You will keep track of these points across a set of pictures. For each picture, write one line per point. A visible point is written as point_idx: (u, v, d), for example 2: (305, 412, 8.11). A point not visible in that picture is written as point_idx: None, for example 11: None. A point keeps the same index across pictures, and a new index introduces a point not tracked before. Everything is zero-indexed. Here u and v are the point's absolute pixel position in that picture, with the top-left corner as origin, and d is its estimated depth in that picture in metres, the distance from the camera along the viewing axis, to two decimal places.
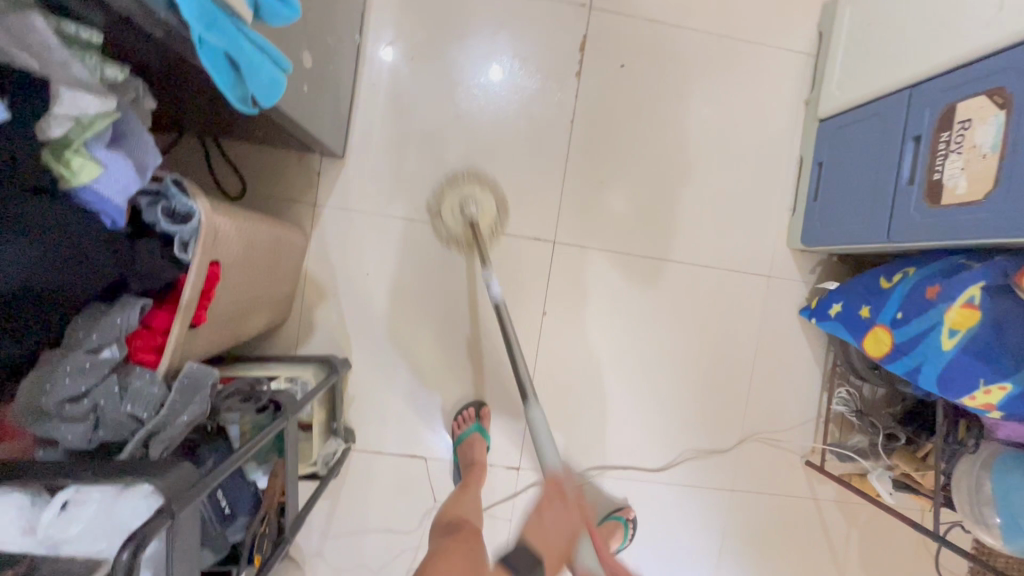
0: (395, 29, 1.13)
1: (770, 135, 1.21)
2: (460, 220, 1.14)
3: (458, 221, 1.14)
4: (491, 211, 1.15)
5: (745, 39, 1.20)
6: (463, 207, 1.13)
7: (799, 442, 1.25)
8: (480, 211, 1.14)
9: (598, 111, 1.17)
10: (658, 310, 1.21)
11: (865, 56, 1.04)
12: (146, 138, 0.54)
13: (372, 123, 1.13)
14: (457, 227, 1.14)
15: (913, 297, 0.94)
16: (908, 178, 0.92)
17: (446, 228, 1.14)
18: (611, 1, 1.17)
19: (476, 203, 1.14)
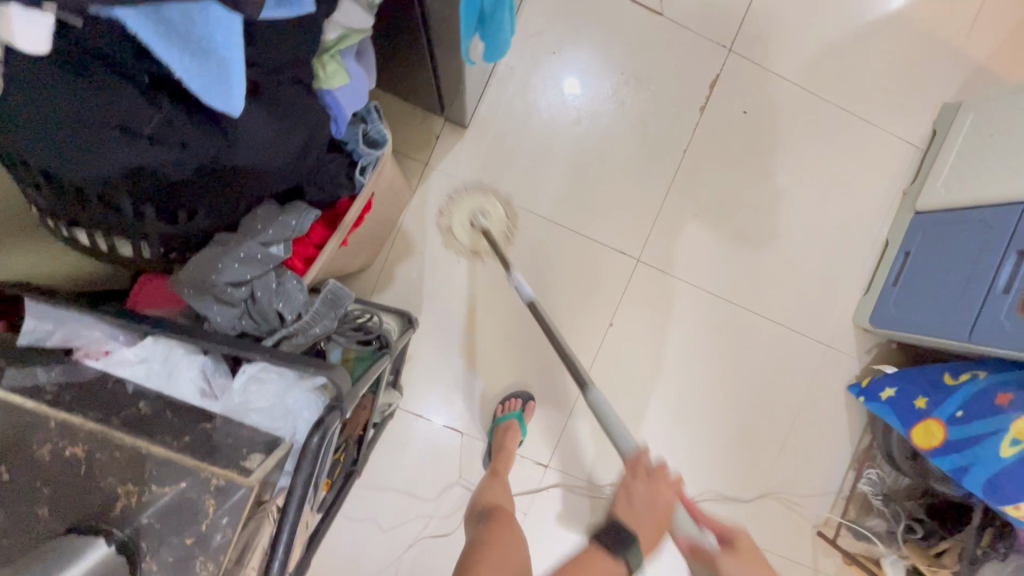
0: (544, 20, 1.17)
1: (864, 213, 1.25)
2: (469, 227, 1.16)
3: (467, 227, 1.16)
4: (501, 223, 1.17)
5: (863, 118, 1.24)
6: (472, 217, 1.15)
7: (817, 511, 1.27)
8: (490, 219, 1.16)
9: (710, 147, 1.21)
10: (717, 350, 1.24)
11: (980, 162, 1.08)
12: (371, 62, 0.57)
13: (499, 101, 1.16)
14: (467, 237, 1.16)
15: (980, 400, 0.97)
16: (1003, 287, 0.95)
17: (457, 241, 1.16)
18: (750, 49, 1.21)
19: (487, 214, 1.16)
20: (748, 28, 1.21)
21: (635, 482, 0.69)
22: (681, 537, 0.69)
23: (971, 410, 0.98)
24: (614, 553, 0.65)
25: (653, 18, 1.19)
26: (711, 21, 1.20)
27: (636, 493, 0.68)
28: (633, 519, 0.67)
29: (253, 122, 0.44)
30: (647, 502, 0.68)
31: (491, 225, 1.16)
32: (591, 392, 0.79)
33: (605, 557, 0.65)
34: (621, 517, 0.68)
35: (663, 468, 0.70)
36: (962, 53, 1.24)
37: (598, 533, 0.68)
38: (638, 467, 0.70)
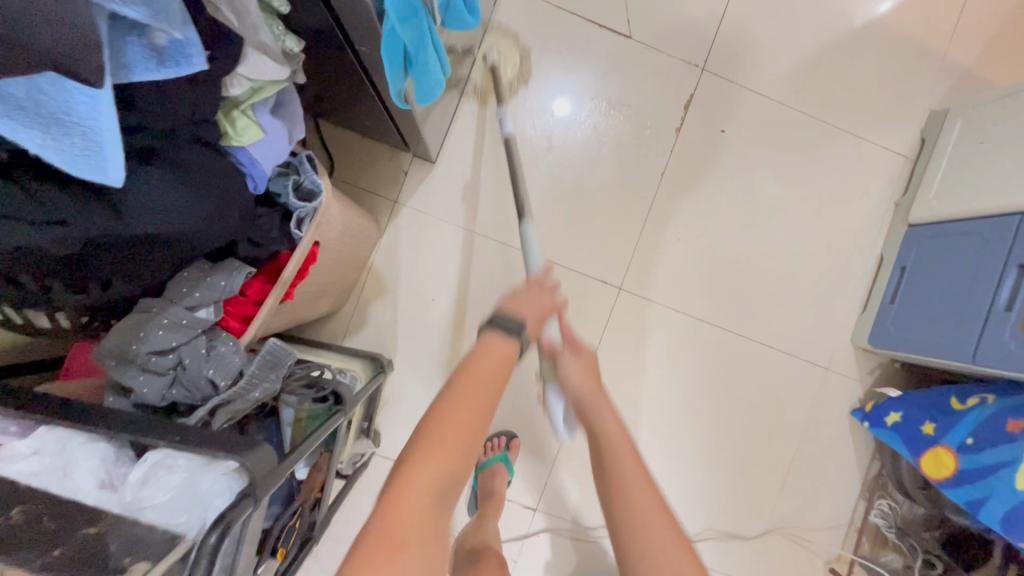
0: (510, 47, 1.14)
1: (855, 228, 1.20)
2: (482, 68, 1.13)
3: (482, 69, 1.14)
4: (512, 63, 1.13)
5: (847, 130, 1.20)
6: (484, 55, 1.12)
7: (828, 546, 1.19)
8: (504, 58, 1.12)
9: (689, 168, 1.17)
10: (710, 378, 1.18)
11: (972, 171, 1.03)
12: (296, 112, 0.55)
13: (467, 132, 1.13)
14: (479, 73, 1.14)
15: (990, 425, 0.91)
16: (1005, 304, 0.89)
17: (469, 73, 1.14)
18: (724, 67, 1.18)
19: (499, 57, 1.12)
20: (721, 46, 1.17)
21: (523, 284, 0.63)
22: (543, 341, 0.65)
23: (981, 436, 0.91)
24: (510, 333, 0.55)
25: (624, 40, 1.16)
26: (683, 39, 1.17)
27: (521, 292, 0.62)
28: (524, 299, 0.60)
29: (141, 187, 0.40)
30: (529, 298, 0.61)
31: (505, 62, 1.13)
32: (525, 227, 0.83)
33: (495, 344, 0.54)
34: (506, 301, 0.59)
35: (554, 285, 0.65)
36: (946, 58, 1.20)
37: (493, 316, 0.56)
38: (535, 280, 0.64)
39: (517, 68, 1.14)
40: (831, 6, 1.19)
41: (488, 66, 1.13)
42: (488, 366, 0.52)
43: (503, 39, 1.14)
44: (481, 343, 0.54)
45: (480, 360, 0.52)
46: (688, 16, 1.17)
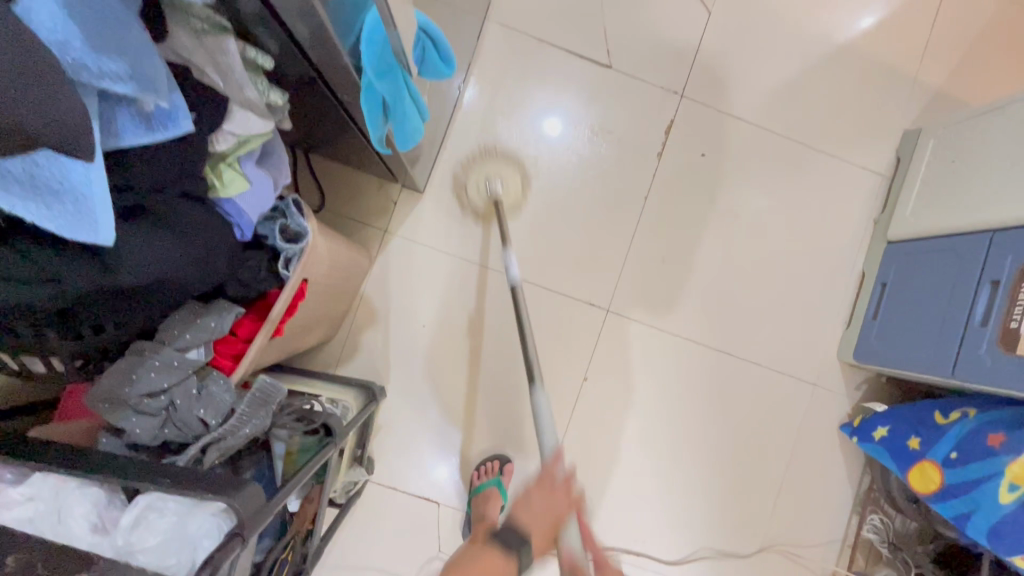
0: (494, 79, 1.18)
1: (836, 246, 1.22)
2: (483, 193, 1.15)
3: (482, 197, 1.15)
4: (517, 187, 1.16)
5: (824, 151, 1.23)
6: (488, 180, 1.14)
7: (822, 562, 1.19)
8: (505, 184, 1.15)
9: (672, 192, 1.20)
10: (700, 396, 1.19)
11: (946, 189, 1.06)
12: (282, 160, 0.58)
13: (455, 163, 1.16)
14: (479, 202, 1.15)
15: (974, 440, 0.91)
16: (981, 320, 0.92)
17: (469, 201, 1.16)
18: (703, 93, 1.21)
19: (503, 181, 1.15)
20: (700, 73, 1.21)
21: (535, 490, 0.71)
22: (564, 552, 0.71)
23: (965, 450, 0.92)
24: (509, 552, 0.63)
25: (605, 70, 1.20)
26: (662, 68, 1.20)
27: (532, 502, 0.70)
28: (528, 522, 0.67)
29: (134, 241, 0.42)
30: (540, 510, 0.70)
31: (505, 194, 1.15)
32: (537, 396, 0.87)
33: (497, 560, 0.62)
34: (515, 513, 0.68)
35: (567, 482, 0.73)
36: (918, 79, 1.24)
37: (496, 534, 0.65)
38: (547, 479, 0.73)
39: (518, 196, 1.16)
40: (806, 31, 1.23)
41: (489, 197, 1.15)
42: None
43: (506, 163, 1.16)
44: (485, 555, 0.62)
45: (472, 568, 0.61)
46: (667, 44, 1.21)
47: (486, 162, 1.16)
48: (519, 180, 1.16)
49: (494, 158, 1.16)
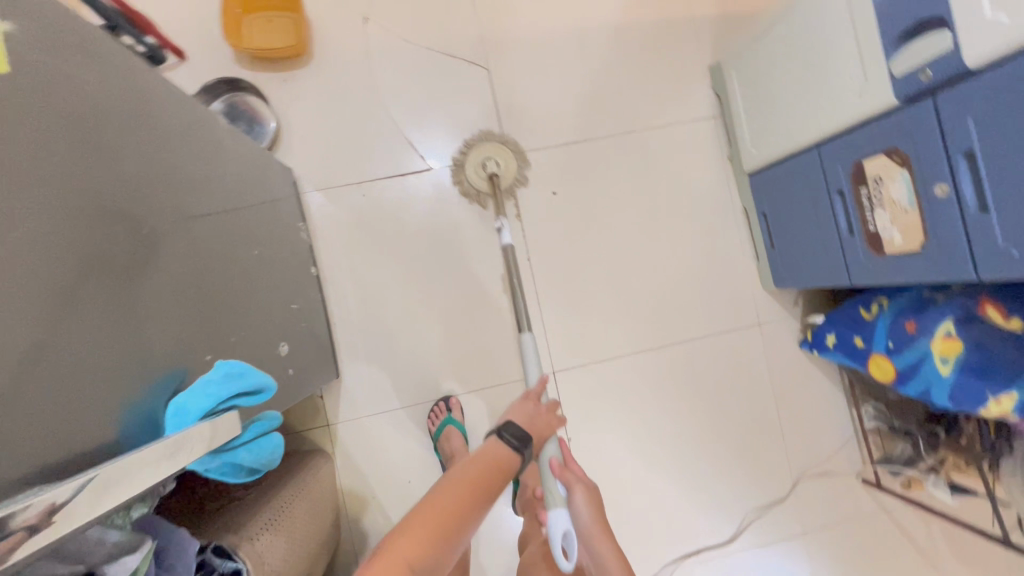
0: (341, 238, 1.19)
1: (709, 200, 1.28)
2: (483, 174, 1.20)
3: (482, 178, 1.20)
4: (512, 159, 1.21)
5: (653, 127, 1.27)
6: (486, 163, 1.19)
7: (849, 462, 1.28)
8: (503, 166, 1.21)
9: (549, 239, 1.24)
10: (674, 393, 1.25)
11: (765, 117, 1.10)
12: (182, 535, 0.59)
13: (352, 329, 1.18)
14: (479, 181, 1.20)
15: (897, 331, 0.98)
16: (848, 228, 0.97)
17: (470, 181, 1.20)
18: (523, 140, 1.24)
19: (499, 163, 1.20)
20: (510, 124, 1.24)
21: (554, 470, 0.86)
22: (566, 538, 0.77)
23: (898, 338, 0.98)
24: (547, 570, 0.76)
25: (429, 173, 1.22)
26: (476, 139, 1.23)
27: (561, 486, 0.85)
28: (528, 425, 0.85)
29: None
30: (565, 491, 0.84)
31: (503, 171, 1.21)
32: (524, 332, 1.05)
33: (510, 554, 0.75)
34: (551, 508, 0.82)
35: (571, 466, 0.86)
36: (693, 18, 1.28)
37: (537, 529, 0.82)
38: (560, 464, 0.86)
39: (516, 171, 1.22)
40: (577, 32, 1.25)
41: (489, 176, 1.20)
42: (495, 453, 0.76)
43: (498, 143, 1.21)
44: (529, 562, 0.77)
45: (502, 448, 0.78)
46: (467, 117, 1.23)
47: (480, 144, 1.20)
48: (515, 158, 1.22)
49: (488, 141, 1.21)
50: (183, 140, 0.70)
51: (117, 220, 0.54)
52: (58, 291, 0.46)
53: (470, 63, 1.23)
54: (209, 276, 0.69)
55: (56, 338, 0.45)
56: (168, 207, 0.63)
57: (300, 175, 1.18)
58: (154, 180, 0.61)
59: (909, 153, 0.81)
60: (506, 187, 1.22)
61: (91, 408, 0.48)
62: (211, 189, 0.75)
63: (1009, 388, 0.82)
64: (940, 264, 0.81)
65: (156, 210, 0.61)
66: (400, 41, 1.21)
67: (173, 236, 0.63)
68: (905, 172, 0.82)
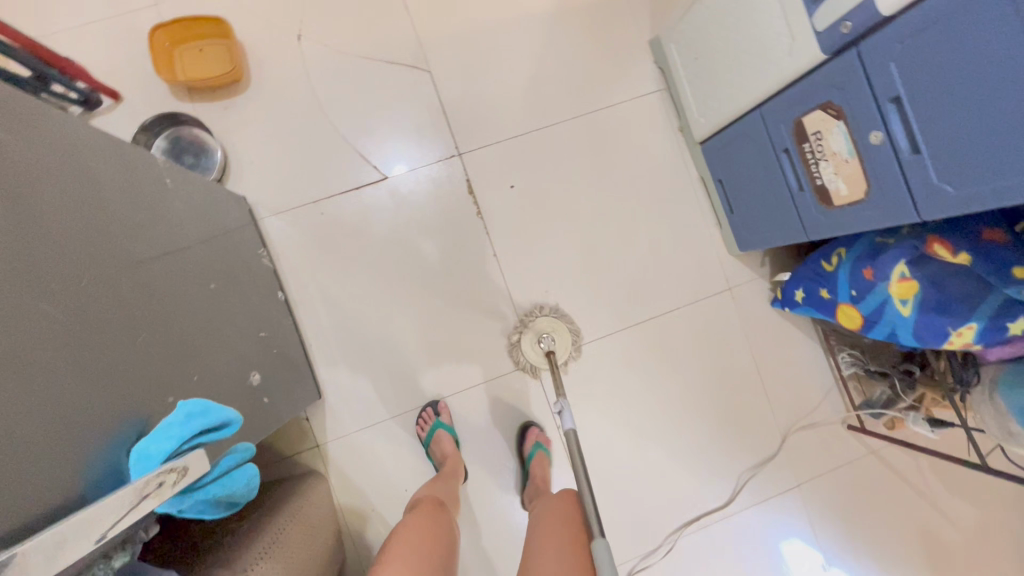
0: (305, 259, 1.18)
1: (666, 174, 1.29)
2: (539, 350, 1.20)
3: (539, 354, 1.21)
4: (570, 346, 1.23)
5: (602, 109, 1.28)
6: (540, 339, 1.20)
7: (832, 410, 1.31)
8: (560, 343, 1.21)
9: (513, 233, 1.24)
10: (655, 367, 1.28)
11: (707, 85, 1.11)
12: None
13: (329, 348, 1.18)
14: (535, 355, 1.21)
15: (856, 278, 0.99)
16: (798, 185, 0.98)
17: (526, 354, 1.21)
18: (476, 138, 1.24)
19: (551, 338, 1.20)
20: (460, 123, 1.24)
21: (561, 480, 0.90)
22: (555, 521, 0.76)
23: (859, 286, 0.99)
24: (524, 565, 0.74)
25: (385, 183, 1.22)
26: (428, 143, 1.23)
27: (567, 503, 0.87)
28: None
29: None
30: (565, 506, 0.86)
31: (558, 348, 1.21)
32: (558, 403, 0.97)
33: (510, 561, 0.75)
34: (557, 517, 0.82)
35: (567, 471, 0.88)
36: None
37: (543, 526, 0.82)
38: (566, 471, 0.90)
39: (570, 349, 1.23)
40: (514, 22, 1.25)
41: (543, 351, 1.20)
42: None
43: (562, 331, 1.22)
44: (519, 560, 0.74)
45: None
46: (415, 123, 1.22)
47: (535, 322, 1.22)
48: (571, 339, 1.23)
49: (547, 323, 1.22)
50: (132, 187, 0.71)
51: (75, 275, 0.55)
52: (12, 351, 0.47)
53: (411, 67, 1.22)
54: (173, 317, 0.70)
55: (12, 402, 0.46)
56: (125, 254, 0.65)
57: (255, 202, 1.17)
58: (107, 230, 0.63)
59: (843, 105, 0.82)
60: (562, 364, 1.23)
61: (53, 465, 0.49)
62: (165, 232, 0.76)
63: (969, 319, 0.86)
64: (885, 209, 0.83)
65: (114, 259, 0.62)
66: (337, 54, 1.20)
67: (134, 281, 0.64)
68: (842, 124, 0.84)
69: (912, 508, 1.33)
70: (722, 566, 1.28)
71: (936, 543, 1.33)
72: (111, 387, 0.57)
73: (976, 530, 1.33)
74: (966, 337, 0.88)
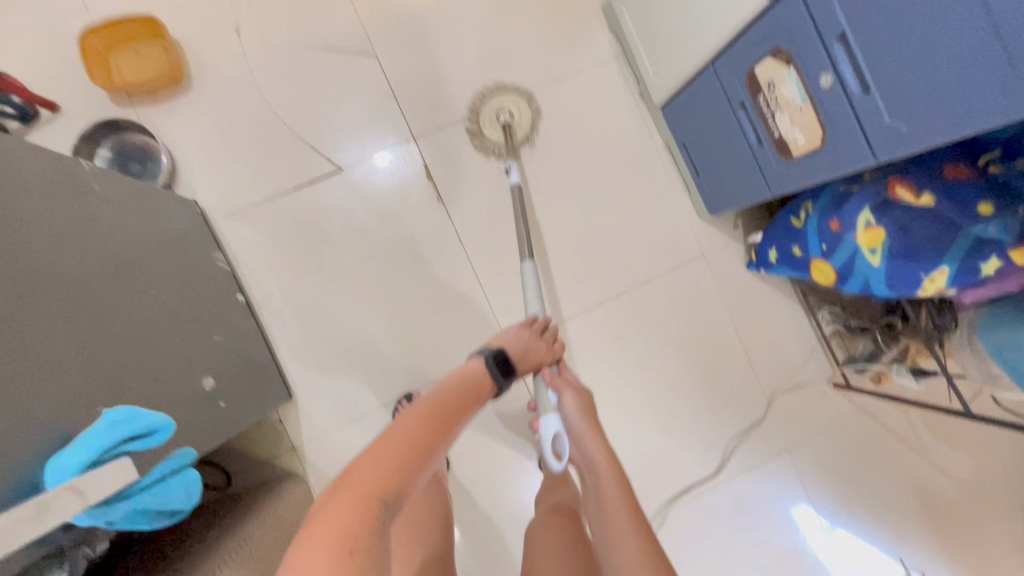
0: (264, 257, 1.15)
1: (629, 142, 1.26)
2: (497, 124, 1.21)
3: (496, 127, 1.22)
4: (528, 117, 1.22)
5: (558, 80, 1.24)
6: (500, 112, 1.20)
7: (817, 369, 1.29)
8: (515, 112, 1.21)
9: (476, 215, 1.21)
10: (633, 341, 1.25)
11: (661, 45, 1.07)
12: None
13: (296, 347, 1.15)
14: (494, 133, 1.22)
15: (825, 231, 0.95)
16: (757, 139, 0.95)
17: (485, 137, 1.22)
18: (430, 121, 1.21)
19: (511, 110, 1.21)
20: (412, 106, 1.20)
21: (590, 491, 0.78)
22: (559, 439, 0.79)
23: (828, 240, 0.96)
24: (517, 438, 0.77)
25: (340, 173, 1.18)
26: (381, 129, 1.19)
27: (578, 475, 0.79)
28: (520, 359, 0.80)
29: None
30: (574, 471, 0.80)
31: (516, 121, 1.21)
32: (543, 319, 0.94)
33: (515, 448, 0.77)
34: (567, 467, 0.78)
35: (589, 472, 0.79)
36: None
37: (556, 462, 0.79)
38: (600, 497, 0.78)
39: (530, 123, 1.22)
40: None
41: (502, 126, 1.21)
42: (473, 379, 0.72)
43: (515, 93, 1.21)
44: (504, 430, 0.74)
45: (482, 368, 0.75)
46: (366, 110, 1.19)
47: (495, 95, 1.21)
48: (529, 110, 1.22)
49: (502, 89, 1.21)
50: (63, 199, 0.71)
51: None
52: None
53: (357, 53, 1.19)
54: (107, 327, 0.70)
55: None
56: (43, 266, 0.64)
57: (207, 203, 1.14)
58: (20, 243, 0.62)
59: (792, 49, 0.78)
60: (530, 278, 1.22)
61: None
62: (102, 242, 0.76)
63: (938, 263, 0.83)
64: (843, 156, 0.79)
65: (15, 275, 0.60)
66: (279, 45, 1.17)
67: (59, 297, 0.65)
68: (792, 70, 0.80)
69: (904, 463, 1.31)
70: (716, 536, 1.26)
71: (931, 496, 1.31)
72: (5, 407, 0.55)
73: (971, 479, 1.31)
74: (940, 282, 0.85)
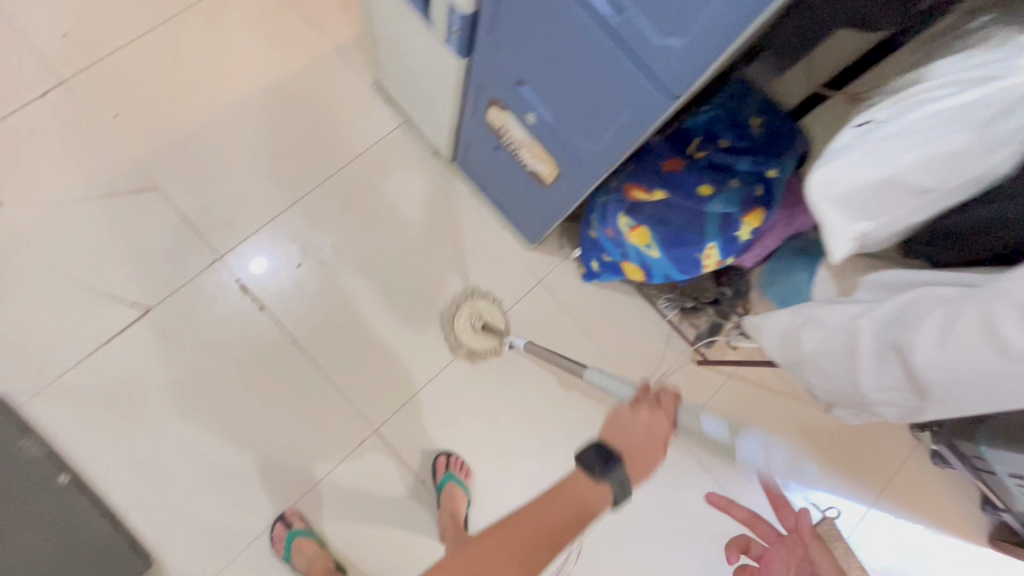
0: (84, 425, 1.08)
1: (438, 197, 1.28)
2: (473, 330, 1.24)
3: (476, 334, 1.25)
4: (501, 316, 1.26)
5: (351, 160, 1.26)
6: (476, 321, 1.24)
7: (681, 353, 1.33)
8: (491, 317, 1.25)
9: (307, 311, 1.20)
10: (500, 384, 1.25)
11: (425, 108, 1.12)
12: None
13: (145, 507, 1.08)
14: (473, 336, 1.24)
15: (610, 238, 1.00)
16: (523, 175, 0.99)
17: (463, 334, 1.24)
18: (232, 235, 1.19)
19: (482, 312, 1.25)
20: (210, 227, 1.19)
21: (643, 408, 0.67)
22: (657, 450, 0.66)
23: (617, 245, 1.00)
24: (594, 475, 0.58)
25: (150, 314, 1.14)
26: (182, 258, 1.17)
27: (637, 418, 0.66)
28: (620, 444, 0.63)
29: None
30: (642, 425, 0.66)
31: (491, 320, 1.25)
32: (590, 375, 1.05)
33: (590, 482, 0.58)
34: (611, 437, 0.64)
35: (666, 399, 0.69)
36: (334, 49, 1.29)
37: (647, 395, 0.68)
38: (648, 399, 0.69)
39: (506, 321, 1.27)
40: (228, 111, 1.23)
41: (478, 328, 1.25)
42: (578, 501, 0.57)
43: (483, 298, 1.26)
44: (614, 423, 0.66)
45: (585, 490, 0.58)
46: (161, 244, 1.16)
47: (472, 300, 1.25)
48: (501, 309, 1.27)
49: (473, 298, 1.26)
50: None
51: None
52: None
53: (137, 191, 1.17)
54: None
55: None
56: None
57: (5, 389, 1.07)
58: None
59: (500, 96, 0.83)
60: (380, 355, 1.21)
61: None
62: None
63: (703, 241, 0.89)
64: (575, 179, 0.84)
65: None
66: (50, 207, 1.13)
67: None
68: (510, 112, 0.84)
69: (786, 413, 1.37)
70: (637, 544, 1.26)
71: (819, 434, 1.39)
72: None
73: None
74: (714, 256, 0.91)
